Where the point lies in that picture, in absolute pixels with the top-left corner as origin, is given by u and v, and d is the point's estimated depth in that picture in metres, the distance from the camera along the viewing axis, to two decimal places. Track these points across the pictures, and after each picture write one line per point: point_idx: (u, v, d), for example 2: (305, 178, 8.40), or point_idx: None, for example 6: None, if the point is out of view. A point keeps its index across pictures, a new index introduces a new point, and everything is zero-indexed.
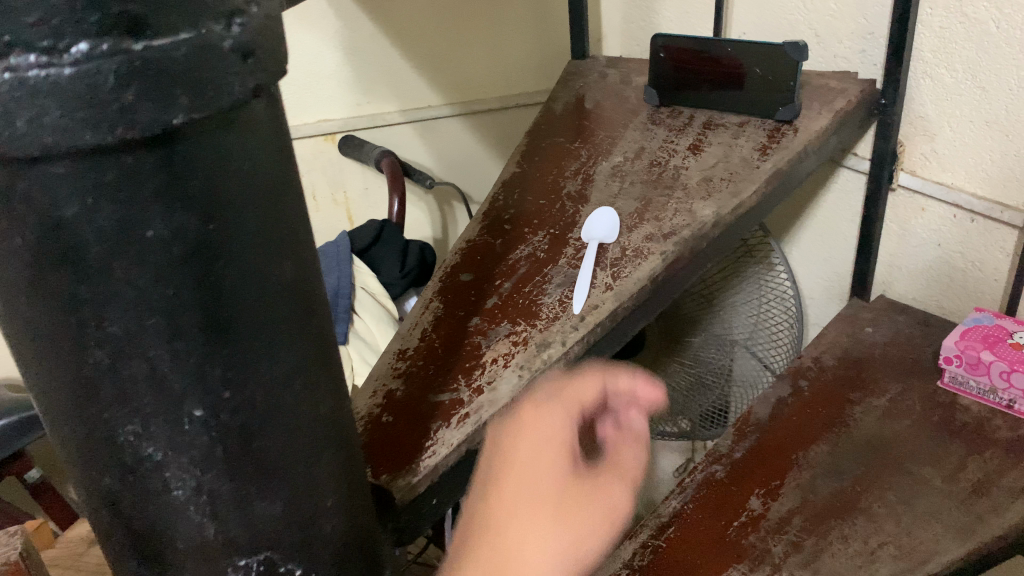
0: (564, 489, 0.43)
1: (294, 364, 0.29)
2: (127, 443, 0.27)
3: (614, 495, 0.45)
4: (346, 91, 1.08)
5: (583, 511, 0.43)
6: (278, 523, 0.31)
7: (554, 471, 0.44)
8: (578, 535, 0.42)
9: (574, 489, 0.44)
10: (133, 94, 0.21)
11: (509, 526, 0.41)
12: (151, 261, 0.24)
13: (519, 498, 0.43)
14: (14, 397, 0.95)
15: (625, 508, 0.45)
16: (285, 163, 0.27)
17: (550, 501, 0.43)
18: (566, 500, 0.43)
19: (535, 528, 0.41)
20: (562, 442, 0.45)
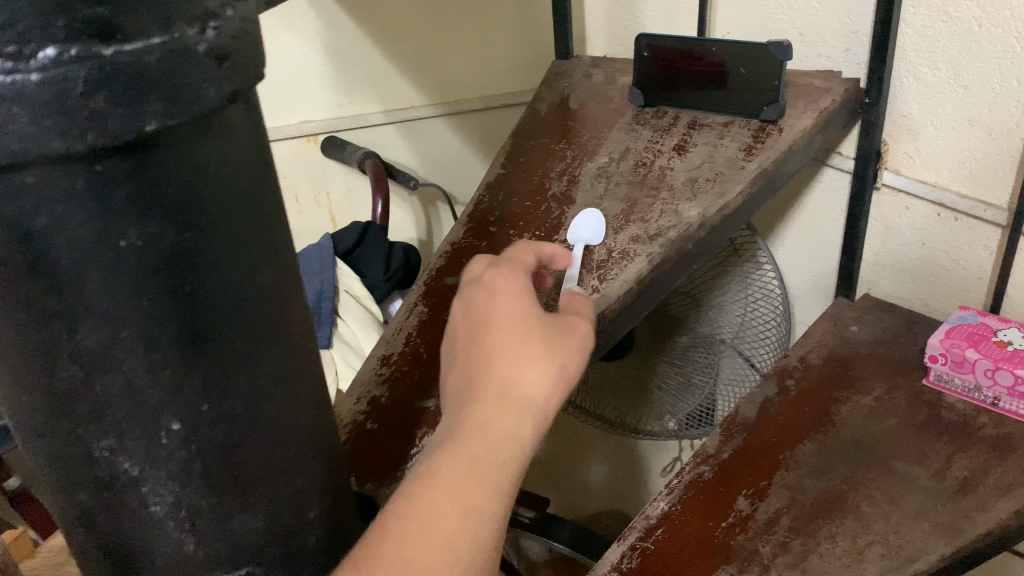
0: (534, 313, 0.43)
1: (275, 374, 0.28)
2: (102, 458, 0.26)
3: (579, 323, 0.45)
4: (329, 92, 1.07)
5: (562, 333, 0.43)
6: (259, 537, 0.30)
7: (526, 308, 0.43)
8: (561, 350, 0.42)
9: (544, 315, 0.44)
10: (104, 100, 0.20)
11: (498, 353, 0.40)
12: (125, 272, 0.23)
13: (500, 330, 0.42)
14: None
15: (588, 331, 0.45)
16: (263, 170, 0.27)
17: (526, 325, 0.42)
18: (544, 330, 0.43)
19: (526, 355, 0.40)
20: (517, 283, 0.45)
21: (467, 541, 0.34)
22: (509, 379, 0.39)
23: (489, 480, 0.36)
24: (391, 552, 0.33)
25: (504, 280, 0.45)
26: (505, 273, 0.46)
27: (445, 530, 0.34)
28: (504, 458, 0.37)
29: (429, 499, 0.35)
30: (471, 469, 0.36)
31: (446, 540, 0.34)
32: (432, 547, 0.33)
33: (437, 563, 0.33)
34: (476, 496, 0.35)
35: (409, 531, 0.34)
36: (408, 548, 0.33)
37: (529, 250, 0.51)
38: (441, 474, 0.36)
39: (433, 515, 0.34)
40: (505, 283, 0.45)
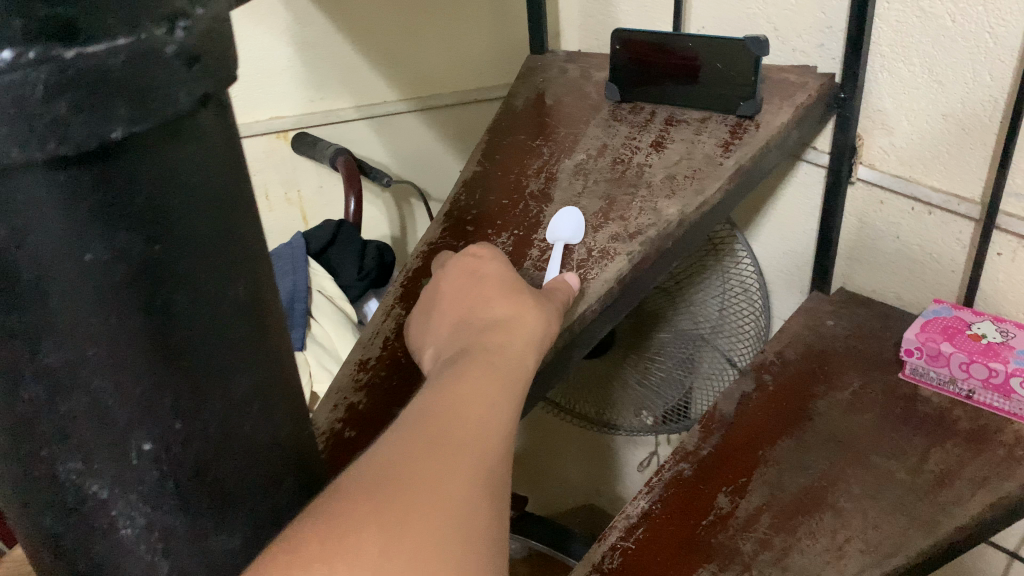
0: (508, 278, 0.51)
1: (250, 388, 0.27)
2: (68, 481, 0.24)
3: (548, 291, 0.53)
4: (299, 87, 1.05)
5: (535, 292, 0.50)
6: (236, 556, 0.29)
7: (507, 271, 0.52)
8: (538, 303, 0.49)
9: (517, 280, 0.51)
10: (65, 106, 0.19)
11: (484, 307, 0.47)
12: (91, 286, 0.22)
13: (490, 289, 0.49)
14: None
15: (557, 296, 0.53)
16: (236, 174, 0.26)
17: (504, 286, 0.50)
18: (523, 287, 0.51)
19: (516, 299, 0.48)
20: (500, 256, 0.54)
21: (496, 417, 0.38)
22: (500, 322, 0.46)
23: (505, 377, 0.41)
24: (432, 422, 0.36)
25: (478, 259, 0.53)
26: (478, 254, 0.54)
27: (476, 407, 0.38)
28: (513, 366, 0.42)
29: (456, 389, 0.39)
30: (488, 371, 0.41)
31: (480, 415, 0.37)
32: (469, 418, 0.37)
33: (477, 427, 0.36)
34: (495, 386, 0.40)
35: (444, 410, 0.37)
36: (448, 419, 0.36)
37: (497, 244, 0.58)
38: (464, 373, 0.40)
39: (463, 399, 0.38)
40: (481, 260, 0.53)
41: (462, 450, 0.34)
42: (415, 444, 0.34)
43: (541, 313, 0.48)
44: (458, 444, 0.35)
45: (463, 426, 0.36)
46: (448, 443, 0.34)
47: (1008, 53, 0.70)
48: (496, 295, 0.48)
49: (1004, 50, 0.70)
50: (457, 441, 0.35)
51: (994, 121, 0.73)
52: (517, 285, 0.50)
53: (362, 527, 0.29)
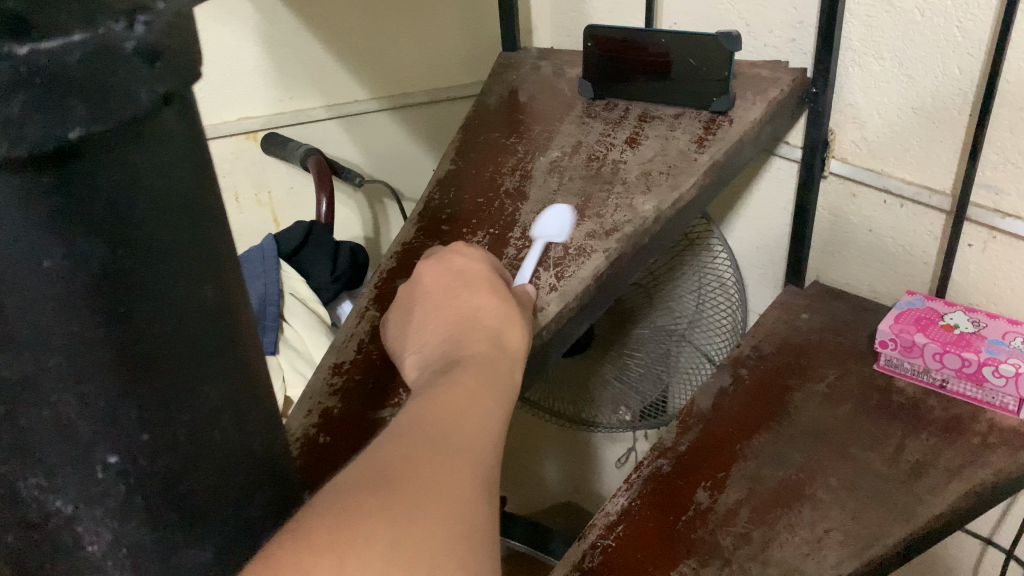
0: (490, 279, 0.52)
1: (221, 395, 0.26)
2: (30, 498, 0.23)
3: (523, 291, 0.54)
4: (268, 87, 1.03)
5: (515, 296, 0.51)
6: (210, 570, 0.28)
7: (490, 271, 0.52)
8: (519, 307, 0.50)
9: (499, 282, 0.52)
10: (20, 104, 0.18)
11: (470, 310, 0.48)
12: (50, 295, 0.21)
13: (475, 288, 0.50)
14: None
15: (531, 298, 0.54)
16: (202, 177, 0.25)
17: (487, 289, 0.50)
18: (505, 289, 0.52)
19: (501, 302, 0.49)
20: (484, 257, 0.54)
21: (488, 423, 0.40)
22: (489, 326, 0.47)
23: (491, 386, 0.42)
24: (423, 433, 0.37)
25: (462, 257, 0.53)
26: (462, 252, 0.54)
27: (467, 419, 0.39)
28: (498, 374, 0.44)
29: (445, 399, 0.40)
30: (475, 379, 0.42)
31: (468, 426, 0.39)
32: (456, 429, 0.38)
33: (467, 438, 0.38)
34: (483, 395, 0.41)
35: (432, 420, 0.38)
36: (438, 430, 0.37)
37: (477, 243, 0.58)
38: (452, 382, 0.41)
39: (451, 409, 0.39)
40: (464, 259, 0.53)
41: (452, 459, 0.36)
42: (407, 454, 0.35)
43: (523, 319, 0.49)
44: (448, 454, 0.36)
45: (453, 436, 0.37)
46: (439, 452, 0.36)
47: (976, 46, 0.70)
48: (482, 297, 0.49)
49: (972, 43, 0.71)
50: (447, 451, 0.36)
51: (963, 114, 0.74)
52: (500, 289, 0.50)
53: (364, 530, 0.31)
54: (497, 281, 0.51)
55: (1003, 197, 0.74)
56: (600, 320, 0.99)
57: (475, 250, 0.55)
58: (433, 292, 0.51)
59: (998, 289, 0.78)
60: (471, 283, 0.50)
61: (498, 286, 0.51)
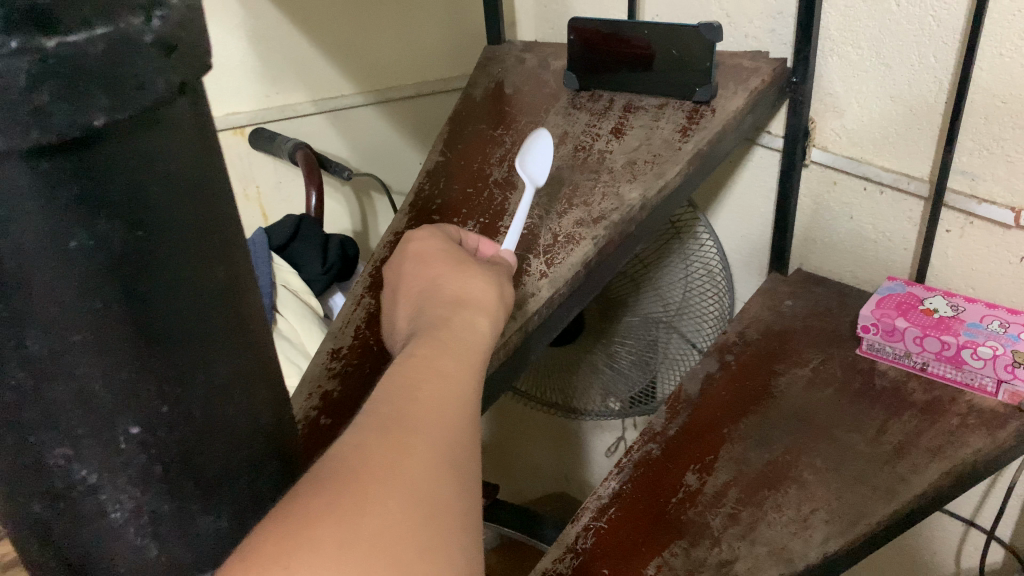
0: (465, 255, 0.51)
1: (233, 373, 0.28)
2: (56, 468, 0.25)
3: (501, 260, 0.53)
4: (254, 82, 1.04)
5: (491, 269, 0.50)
6: (226, 540, 0.30)
7: (455, 250, 0.51)
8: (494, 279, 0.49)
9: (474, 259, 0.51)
10: (47, 95, 0.19)
11: (446, 283, 0.47)
12: (74, 274, 0.22)
13: (442, 268, 0.49)
14: None
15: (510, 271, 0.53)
16: (213, 160, 0.26)
17: (462, 264, 0.49)
18: (473, 263, 0.50)
19: (468, 277, 0.48)
20: (439, 232, 0.54)
21: (457, 392, 0.37)
22: (458, 300, 0.45)
23: (472, 358, 0.40)
24: (402, 397, 0.35)
25: (427, 242, 0.52)
26: (434, 233, 0.54)
27: (432, 389, 0.36)
28: (477, 343, 0.42)
29: (430, 362, 0.38)
30: (455, 348, 0.40)
31: (451, 391, 0.37)
32: (438, 394, 0.36)
33: (437, 408, 0.35)
34: (451, 367, 0.38)
35: (413, 383, 0.36)
36: (420, 394, 0.35)
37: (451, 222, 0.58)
38: (432, 348, 0.39)
39: (433, 373, 0.37)
40: (430, 244, 0.52)
41: (435, 427, 0.34)
42: (387, 421, 0.33)
43: (492, 285, 0.48)
44: (431, 421, 0.34)
45: (435, 402, 0.35)
46: (420, 419, 0.34)
47: (951, 35, 0.72)
48: (449, 276, 0.47)
49: (947, 32, 0.72)
50: (413, 423, 0.33)
51: (940, 102, 0.76)
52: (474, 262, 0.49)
53: (323, 526, 0.27)
54: (465, 258, 0.50)
55: (979, 183, 0.76)
56: (588, 307, 1.01)
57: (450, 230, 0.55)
58: (408, 275, 0.50)
59: (975, 273, 0.80)
60: (437, 264, 0.49)
61: (465, 262, 0.49)
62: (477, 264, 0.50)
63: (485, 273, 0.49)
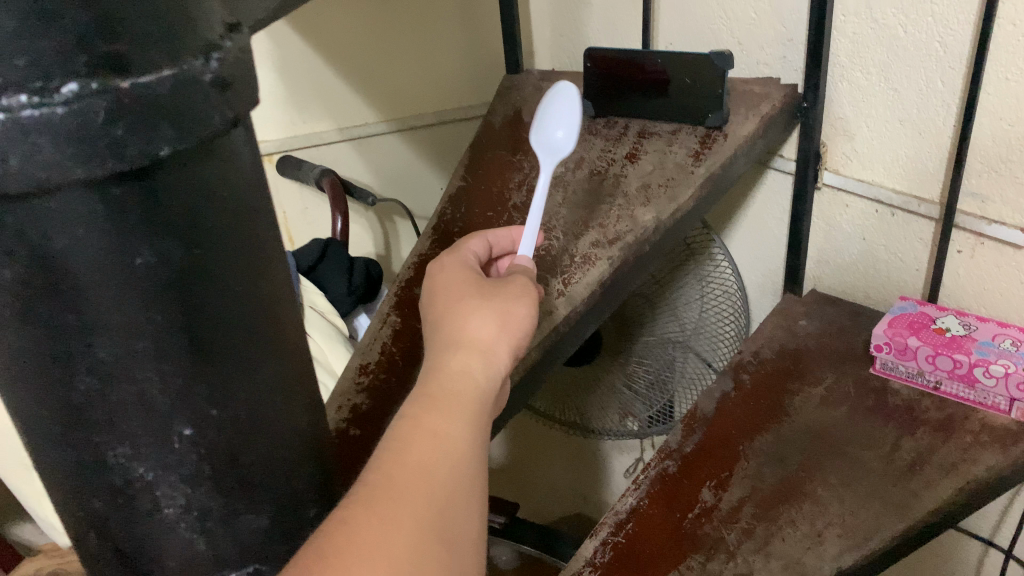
0: (481, 282, 0.48)
1: (276, 381, 0.31)
2: (117, 464, 0.27)
3: (522, 278, 0.48)
4: (282, 111, 1.08)
5: (508, 292, 0.46)
6: (266, 536, 0.32)
7: (473, 273, 0.49)
8: (509, 305, 0.45)
9: (490, 284, 0.47)
10: (121, 128, 0.22)
11: (458, 309, 0.45)
12: (138, 287, 0.25)
13: (456, 293, 0.47)
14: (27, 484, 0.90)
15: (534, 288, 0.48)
16: (259, 185, 0.29)
17: (477, 293, 0.46)
18: (489, 285, 0.47)
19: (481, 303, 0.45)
20: (459, 259, 0.52)
21: (454, 448, 0.36)
22: (463, 332, 0.43)
23: (470, 406, 0.39)
24: (391, 463, 0.34)
25: (449, 267, 0.51)
26: (449, 265, 0.51)
27: (424, 448, 0.35)
28: (477, 388, 0.40)
29: (422, 420, 0.37)
30: (451, 396, 0.39)
31: (441, 451, 0.36)
32: (427, 456, 0.35)
33: (427, 472, 0.34)
34: (448, 420, 0.37)
35: (403, 445, 0.35)
36: (407, 459, 0.35)
37: (479, 237, 0.56)
38: (426, 400, 0.38)
39: (425, 432, 0.36)
40: (450, 269, 0.50)
41: (417, 498, 0.33)
42: (373, 490, 0.33)
43: (499, 309, 0.45)
44: (414, 491, 0.33)
45: (422, 466, 0.35)
46: (403, 490, 0.33)
47: (957, 61, 0.74)
48: (461, 302, 0.45)
49: (953, 58, 0.74)
50: (401, 494, 0.33)
51: (948, 125, 0.78)
52: (490, 289, 0.46)
53: None
54: (479, 281, 0.48)
55: (988, 205, 0.78)
56: (605, 325, 1.04)
57: (466, 260, 0.52)
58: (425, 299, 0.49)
59: (986, 293, 0.82)
60: (453, 290, 0.47)
61: (477, 285, 0.47)
62: (494, 285, 0.47)
63: (499, 293, 0.46)
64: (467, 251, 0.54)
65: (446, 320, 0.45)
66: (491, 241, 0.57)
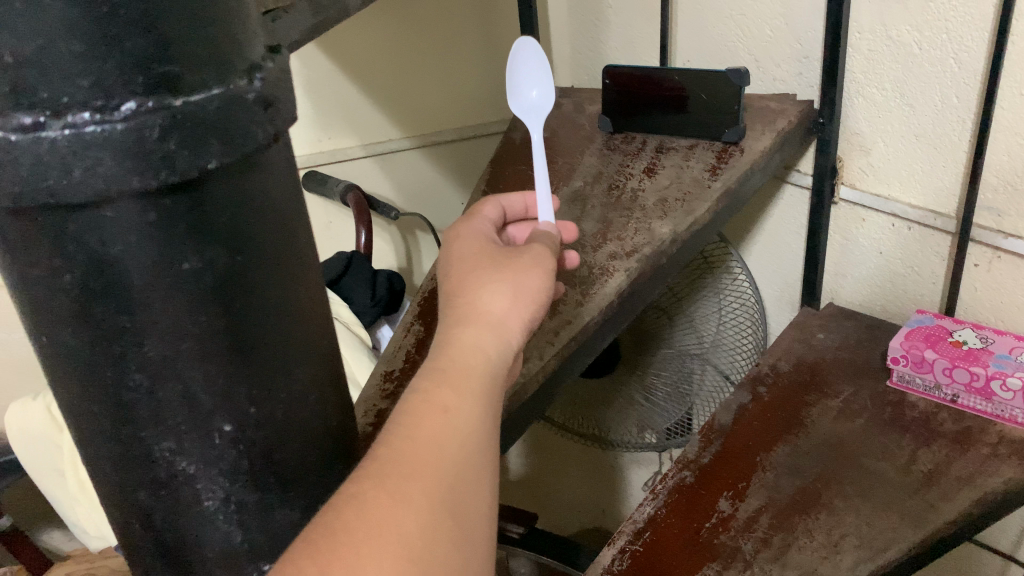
0: (497, 254, 0.48)
1: (311, 380, 0.33)
2: (162, 458, 0.30)
3: (538, 248, 0.49)
4: (307, 127, 1.12)
5: (522, 263, 0.47)
6: (297, 529, 0.34)
7: (488, 245, 0.49)
8: (523, 279, 0.46)
9: (504, 256, 0.48)
10: (173, 143, 0.24)
11: (473, 284, 0.45)
12: (186, 291, 0.27)
13: (472, 266, 0.47)
14: (65, 499, 0.93)
15: (549, 258, 0.48)
16: (295, 198, 0.31)
17: (492, 265, 0.47)
18: (504, 256, 0.48)
19: (497, 275, 0.45)
20: (475, 230, 0.52)
21: (464, 427, 0.37)
22: (479, 308, 0.43)
23: (481, 382, 0.39)
24: (401, 438, 0.35)
25: (464, 239, 0.51)
26: (465, 235, 0.51)
27: (435, 426, 0.36)
28: (489, 362, 0.41)
29: (432, 395, 0.37)
30: (462, 373, 0.39)
31: (451, 428, 0.36)
32: (438, 432, 0.36)
33: (438, 451, 0.35)
34: (458, 397, 0.38)
35: (413, 420, 0.36)
36: (417, 435, 0.35)
37: (494, 203, 0.56)
38: (438, 376, 0.39)
39: (435, 408, 0.37)
40: (465, 242, 0.50)
41: (426, 474, 0.34)
42: (384, 468, 0.33)
43: (514, 285, 0.45)
44: (424, 466, 0.34)
45: (432, 442, 0.35)
46: (413, 465, 0.34)
47: (972, 76, 0.75)
48: (478, 275, 0.46)
49: (968, 73, 0.75)
50: (412, 472, 0.33)
51: (963, 140, 0.79)
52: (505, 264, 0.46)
53: None
54: (493, 254, 0.48)
55: (1005, 219, 0.78)
56: (622, 338, 1.05)
57: (481, 230, 0.53)
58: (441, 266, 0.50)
59: (1003, 306, 0.82)
60: (468, 262, 0.48)
61: (492, 258, 0.48)
62: (509, 256, 0.48)
63: (514, 266, 0.46)
64: (480, 221, 0.54)
65: (462, 291, 0.45)
66: (503, 206, 0.58)
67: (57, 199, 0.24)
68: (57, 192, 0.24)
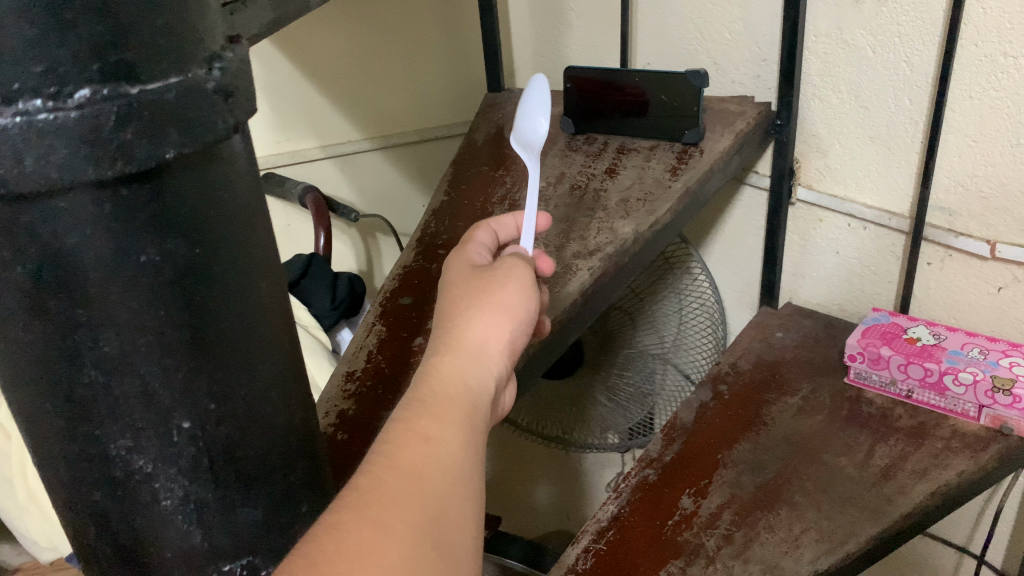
0: (480, 279, 0.47)
1: (272, 377, 0.33)
2: (118, 456, 0.29)
3: (521, 267, 0.48)
4: (267, 127, 1.10)
5: (498, 283, 0.46)
6: (258, 529, 0.34)
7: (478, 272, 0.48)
8: (503, 301, 0.45)
9: (480, 277, 0.47)
10: (131, 132, 0.24)
11: (460, 315, 0.44)
12: (144, 284, 0.27)
13: (459, 296, 0.46)
14: (12, 509, 0.90)
15: (533, 282, 0.48)
16: (253, 193, 0.31)
17: (476, 293, 0.46)
18: (489, 280, 0.47)
19: (487, 304, 0.45)
20: (467, 261, 0.51)
21: (450, 454, 0.36)
22: (462, 339, 0.43)
23: (462, 410, 0.39)
24: (384, 465, 0.34)
25: (456, 271, 0.50)
26: (456, 266, 0.51)
27: (421, 452, 0.35)
28: (468, 391, 0.40)
29: (413, 424, 0.36)
30: (442, 400, 0.38)
31: (435, 456, 0.35)
32: (420, 460, 0.34)
33: (417, 476, 0.34)
34: (442, 426, 0.37)
35: (395, 448, 0.35)
36: (400, 462, 0.34)
37: (486, 227, 0.55)
38: (418, 405, 0.38)
39: (417, 437, 0.36)
40: (456, 272, 0.50)
41: (410, 504, 0.32)
42: (366, 494, 0.32)
43: (496, 313, 0.44)
44: (408, 496, 0.33)
45: (416, 470, 0.34)
46: (396, 494, 0.32)
47: (923, 80, 0.77)
48: (464, 305, 0.45)
49: (919, 77, 0.77)
50: (394, 498, 0.32)
51: (915, 141, 0.80)
52: (493, 291, 0.46)
53: None
54: (480, 279, 0.47)
55: (957, 219, 0.80)
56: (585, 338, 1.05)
57: (473, 259, 0.52)
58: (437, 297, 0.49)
59: (956, 304, 0.84)
60: (460, 290, 0.47)
61: (477, 284, 0.47)
62: (489, 282, 0.47)
63: (497, 291, 0.46)
64: (475, 248, 0.53)
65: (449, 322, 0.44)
66: (496, 230, 0.56)
67: (7, 189, 0.23)
68: (8, 182, 0.23)
